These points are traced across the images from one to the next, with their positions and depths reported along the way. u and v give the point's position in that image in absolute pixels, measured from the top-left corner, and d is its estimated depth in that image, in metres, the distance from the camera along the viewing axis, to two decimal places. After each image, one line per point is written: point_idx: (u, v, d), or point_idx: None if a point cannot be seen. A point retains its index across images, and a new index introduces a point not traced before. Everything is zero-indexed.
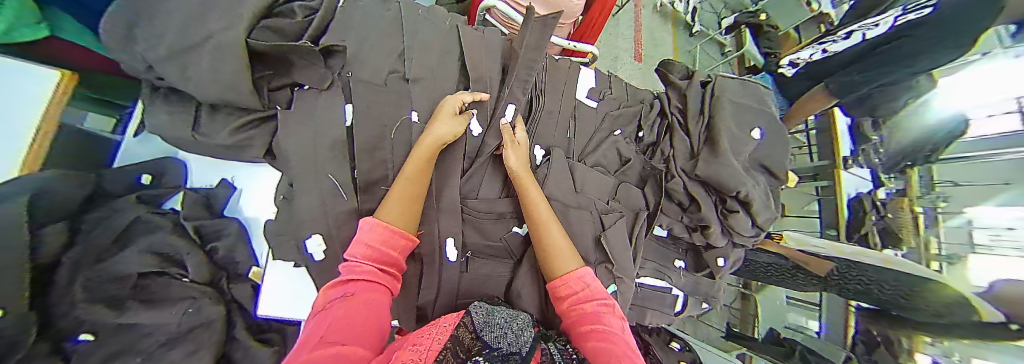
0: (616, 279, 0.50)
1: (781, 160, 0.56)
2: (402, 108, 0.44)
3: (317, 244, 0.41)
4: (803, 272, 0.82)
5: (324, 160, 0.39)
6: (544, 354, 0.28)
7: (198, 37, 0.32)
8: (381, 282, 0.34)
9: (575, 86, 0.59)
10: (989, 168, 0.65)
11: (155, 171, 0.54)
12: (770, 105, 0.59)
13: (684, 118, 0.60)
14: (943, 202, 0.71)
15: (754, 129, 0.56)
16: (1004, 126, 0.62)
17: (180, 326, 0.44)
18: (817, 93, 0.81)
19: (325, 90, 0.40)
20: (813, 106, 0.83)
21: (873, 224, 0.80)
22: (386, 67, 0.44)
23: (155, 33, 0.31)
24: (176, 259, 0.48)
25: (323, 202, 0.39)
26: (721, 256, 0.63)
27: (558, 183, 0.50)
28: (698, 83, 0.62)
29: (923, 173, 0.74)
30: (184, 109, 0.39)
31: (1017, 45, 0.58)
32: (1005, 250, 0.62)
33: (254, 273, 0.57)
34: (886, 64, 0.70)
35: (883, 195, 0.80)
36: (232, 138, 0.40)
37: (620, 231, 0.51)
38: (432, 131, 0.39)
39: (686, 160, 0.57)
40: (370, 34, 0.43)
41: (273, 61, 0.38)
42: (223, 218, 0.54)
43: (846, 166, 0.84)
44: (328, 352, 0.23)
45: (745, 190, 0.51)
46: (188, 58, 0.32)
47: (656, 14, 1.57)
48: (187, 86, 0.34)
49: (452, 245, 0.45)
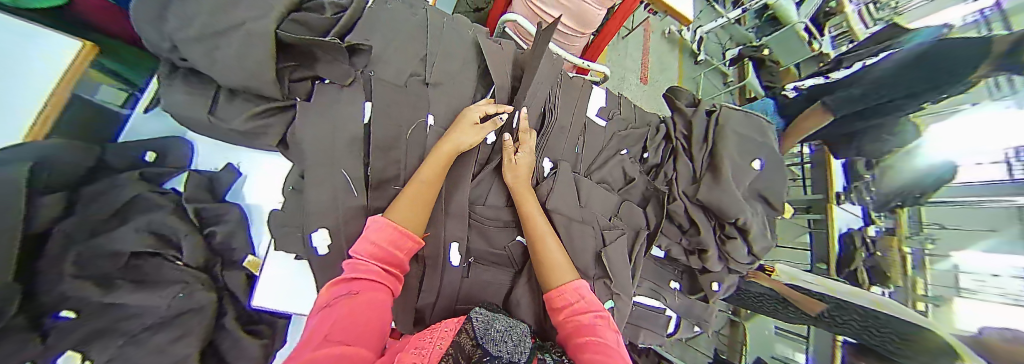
0: (613, 296, 0.51)
1: (780, 191, 0.58)
2: (419, 111, 0.45)
3: (323, 237, 0.40)
4: (793, 306, 0.85)
5: (340, 154, 0.40)
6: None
7: (231, 24, 0.33)
8: (384, 283, 0.33)
9: (587, 104, 0.60)
10: (979, 214, 0.74)
11: (160, 149, 0.53)
12: (771, 138, 0.61)
13: (688, 144, 0.62)
14: (930, 243, 0.81)
15: (755, 160, 0.57)
16: (990, 174, 0.71)
17: (170, 310, 0.43)
18: (816, 108, 0.92)
19: (346, 86, 0.41)
20: (810, 122, 0.94)
21: (863, 259, 0.87)
22: (407, 70, 0.45)
23: (186, 14, 0.31)
24: (171, 241, 0.47)
25: (334, 196, 0.39)
26: (715, 280, 0.64)
27: (563, 196, 0.51)
28: (703, 112, 0.64)
29: (912, 215, 0.84)
30: (203, 91, 0.39)
31: (1004, 99, 0.70)
32: (989, 295, 0.70)
33: (249, 262, 0.54)
34: (884, 86, 0.80)
35: (873, 232, 0.90)
36: (246, 124, 0.40)
37: (620, 248, 0.52)
38: (451, 138, 0.41)
39: (688, 183, 0.59)
40: (396, 37, 0.45)
41: (299, 54, 0.39)
42: (225, 203, 0.53)
43: (839, 202, 0.94)
44: (331, 351, 0.23)
45: (743, 217, 0.52)
46: (218, 42, 0.33)
47: (664, 40, 1.63)
48: (211, 69, 0.34)
49: (456, 249, 0.45)
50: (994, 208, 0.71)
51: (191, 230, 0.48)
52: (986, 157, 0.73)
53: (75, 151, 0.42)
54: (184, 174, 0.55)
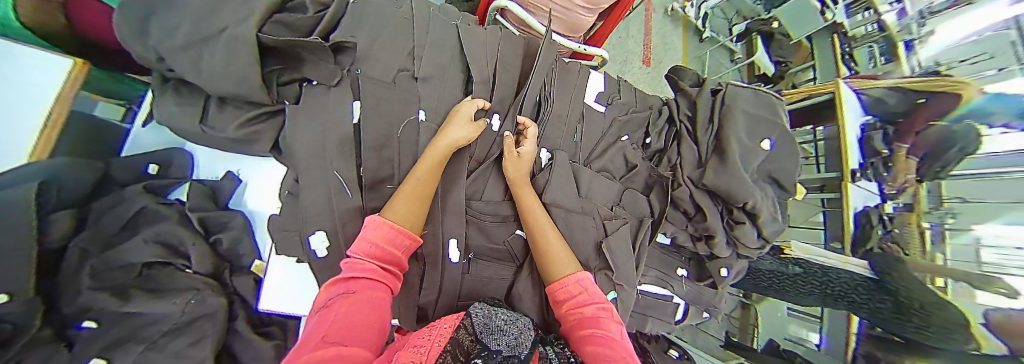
0: (617, 287, 0.49)
1: (793, 173, 0.55)
2: (410, 107, 0.45)
3: (320, 240, 0.40)
4: (805, 280, 0.89)
5: (332, 156, 0.39)
6: (543, 358, 0.28)
7: (213, 31, 0.33)
8: (384, 282, 0.33)
9: (585, 90, 0.58)
10: (1006, 185, 0.65)
11: (162, 161, 0.55)
12: (783, 117, 0.57)
13: (693, 126, 0.59)
14: (950, 218, 0.71)
15: (764, 140, 0.54)
16: (1008, 145, 0.65)
17: (184, 316, 0.43)
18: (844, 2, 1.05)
19: (333, 86, 0.40)
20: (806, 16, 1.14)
21: (880, 239, 0.81)
22: (395, 65, 0.44)
23: (170, 25, 0.32)
24: (180, 250, 0.48)
25: (328, 197, 0.39)
26: (724, 266, 0.60)
27: (561, 188, 0.49)
28: (708, 91, 0.60)
29: (931, 188, 0.74)
30: (194, 102, 0.39)
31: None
32: (1013, 270, 0.61)
33: (256, 267, 0.55)
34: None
35: (890, 209, 0.80)
36: (239, 131, 0.39)
37: (623, 237, 0.50)
38: (447, 136, 0.40)
39: (694, 168, 0.56)
40: (382, 32, 0.44)
41: (284, 55, 0.39)
42: (228, 211, 0.54)
43: (855, 180, 0.86)
44: (330, 351, 0.23)
45: (753, 201, 0.49)
46: (203, 49, 0.33)
47: (667, 18, 1.53)
48: (199, 78, 0.34)
49: (455, 246, 0.44)
50: (1016, 179, 0.63)
51: (197, 238, 0.49)
52: (999, 118, 0.67)
53: (78, 169, 0.44)
54: (185, 185, 0.55)
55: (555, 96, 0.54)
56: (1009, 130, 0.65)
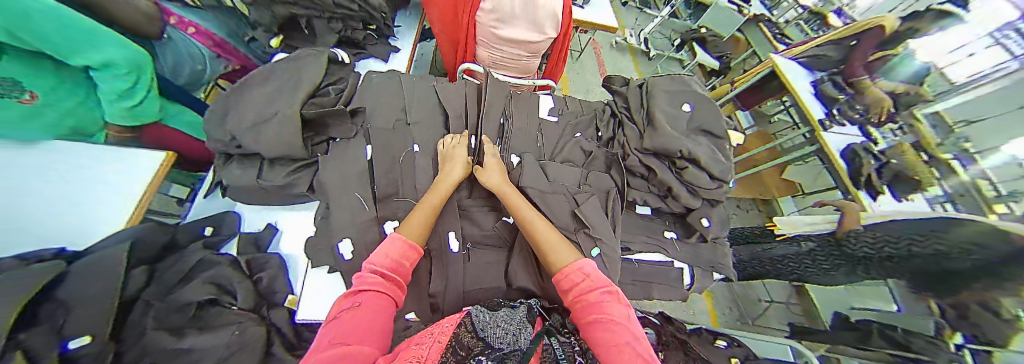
0: (598, 242, 0.54)
1: (717, 123, 0.63)
2: (407, 143, 0.60)
3: (347, 246, 0.50)
4: (820, 252, 0.81)
5: (351, 182, 0.53)
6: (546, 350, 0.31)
7: (269, 115, 0.51)
8: (388, 293, 0.38)
9: (538, 108, 0.73)
10: (1001, 98, 0.76)
11: (214, 224, 0.67)
12: (696, 87, 0.69)
13: (630, 112, 0.71)
14: (965, 143, 0.80)
15: (684, 105, 0.65)
16: (995, 59, 0.80)
17: (227, 349, 0.48)
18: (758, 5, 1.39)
19: (351, 138, 0.57)
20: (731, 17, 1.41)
21: (873, 166, 0.89)
22: (393, 117, 0.61)
23: (244, 116, 0.51)
24: (228, 289, 0.56)
25: (351, 213, 0.51)
26: (703, 216, 0.64)
27: (532, 177, 0.59)
28: (635, 86, 0.74)
29: (935, 124, 0.87)
30: (252, 165, 0.55)
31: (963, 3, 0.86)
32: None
33: (289, 301, 0.64)
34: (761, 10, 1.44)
35: (881, 144, 0.94)
36: (286, 178, 0.55)
37: (594, 206, 0.57)
38: (449, 174, 0.54)
39: (637, 140, 0.66)
40: (380, 98, 0.62)
41: (316, 124, 0.56)
42: (268, 253, 0.65)
43: (826, 128, 0.95)
44: (340, 350, 0.28)
45: (686, 148, 0.57)
46: (261, 127, 0.51)
47: (613, 49, 1.76)
48: (256, 145, 0.50)
49: (454, 237, 0.53)
50: (991, 88, 0.78)
51: (242, 277, 0.58)
52: (976, 47, 0.83)
53: (151, 233, 0.55)
54: (235, 239, 0.68)
55: (513, 114, 0.69)
56: (990, 48, 0.81)
